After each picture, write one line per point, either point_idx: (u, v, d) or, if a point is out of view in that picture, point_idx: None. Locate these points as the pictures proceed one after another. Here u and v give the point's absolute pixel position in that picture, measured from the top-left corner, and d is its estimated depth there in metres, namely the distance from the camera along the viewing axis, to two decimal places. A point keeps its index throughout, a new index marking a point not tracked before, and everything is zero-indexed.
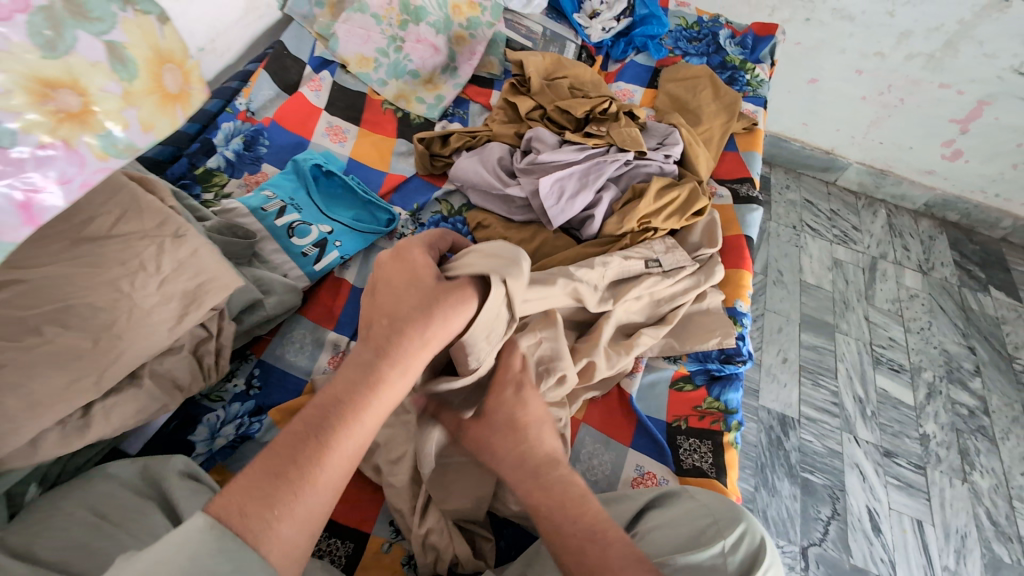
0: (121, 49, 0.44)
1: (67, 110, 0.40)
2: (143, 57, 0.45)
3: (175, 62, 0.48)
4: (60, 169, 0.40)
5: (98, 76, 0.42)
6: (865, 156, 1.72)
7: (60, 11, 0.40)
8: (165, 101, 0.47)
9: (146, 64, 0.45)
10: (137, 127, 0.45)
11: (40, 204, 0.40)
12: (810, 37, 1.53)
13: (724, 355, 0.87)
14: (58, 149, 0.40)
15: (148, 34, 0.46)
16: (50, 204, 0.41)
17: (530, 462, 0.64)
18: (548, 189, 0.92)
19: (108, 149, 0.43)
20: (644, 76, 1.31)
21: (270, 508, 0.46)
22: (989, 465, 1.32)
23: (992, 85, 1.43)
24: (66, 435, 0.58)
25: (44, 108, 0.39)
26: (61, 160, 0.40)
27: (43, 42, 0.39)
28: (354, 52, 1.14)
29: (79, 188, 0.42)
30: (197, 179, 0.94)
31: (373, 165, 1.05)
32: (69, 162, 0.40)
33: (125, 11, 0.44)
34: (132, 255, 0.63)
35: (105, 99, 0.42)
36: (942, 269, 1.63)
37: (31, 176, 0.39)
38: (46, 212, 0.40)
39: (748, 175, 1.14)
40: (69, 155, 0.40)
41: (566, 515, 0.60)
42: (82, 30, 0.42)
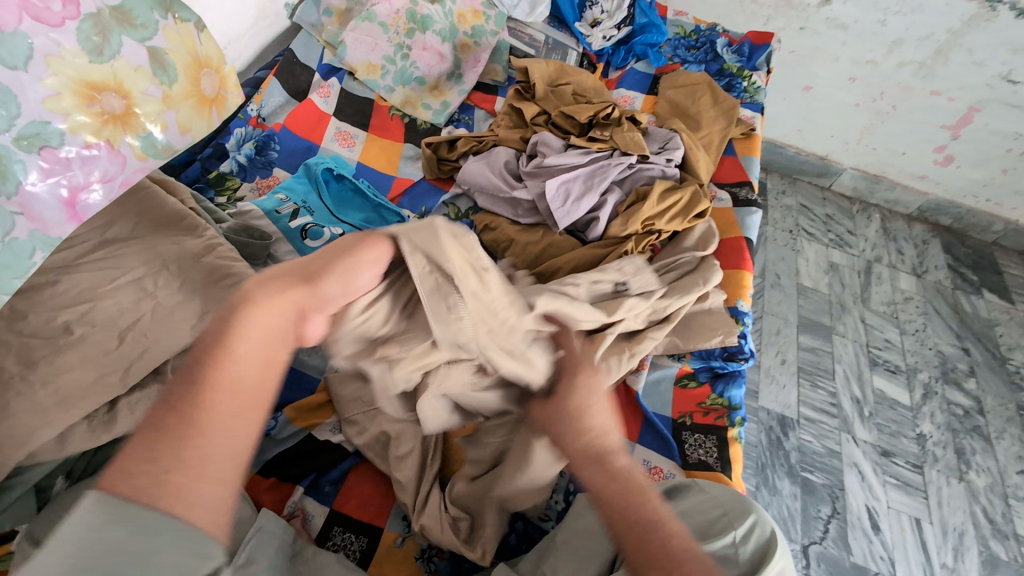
0: (160, 57, 0.63)
1: (110, 109, 0.58)
2: (176, 64, 0.65)
3: (202, 70, 0.70)
4: (101, 167, 0.57)
5: (138, 80, 0.61)
6: (859, 162, 1.76)
7: (108, 21, 0.58)
8: (192, 101, 0.68)
9: (177, 70, 0.66)
10: (172, 124, 0.65)
11: (84, 199, 0.56)
12: (804, 45, 1.57)
13: (726, 353, 0.89)
14: (100, 149, 0.57)
15: (186, 47, 0.68)
16: (91, 200, 0.57)
17: (593, 447, 0.53)
18: (554, 192, 0.95)
19: (145, 149, 0.62)
20: (644, 83, 1.34)
21: (157, 465, 0.38)
22: (985, 464, 1.34)
23: (982, 92, 1.47)
24: (93, 429, 0.60)
25: (91, 109, 0.56)
26: (103, 160, 0.57)
27: (91, 48, 0.56)
28: (362, 59, 1.16)
29: (118, 185, 0.60)
30: (210, 183, 0.96)
31: (381, 170, 1.08)
32: (109, 162, 0.58)
33: (161, 26, 0.64)
34: (155, 254, 0.66)
35: (143, 99, 0.61)
36: (936, 272, 1.67)
37: (77, 174, 0.55)
38: (88, 207, 0.57)
39: (747, 178, 1.17)
40: (110, 156, 0.58)
41: (631, 503, 0.50)
42: (127, 38, 0.60)
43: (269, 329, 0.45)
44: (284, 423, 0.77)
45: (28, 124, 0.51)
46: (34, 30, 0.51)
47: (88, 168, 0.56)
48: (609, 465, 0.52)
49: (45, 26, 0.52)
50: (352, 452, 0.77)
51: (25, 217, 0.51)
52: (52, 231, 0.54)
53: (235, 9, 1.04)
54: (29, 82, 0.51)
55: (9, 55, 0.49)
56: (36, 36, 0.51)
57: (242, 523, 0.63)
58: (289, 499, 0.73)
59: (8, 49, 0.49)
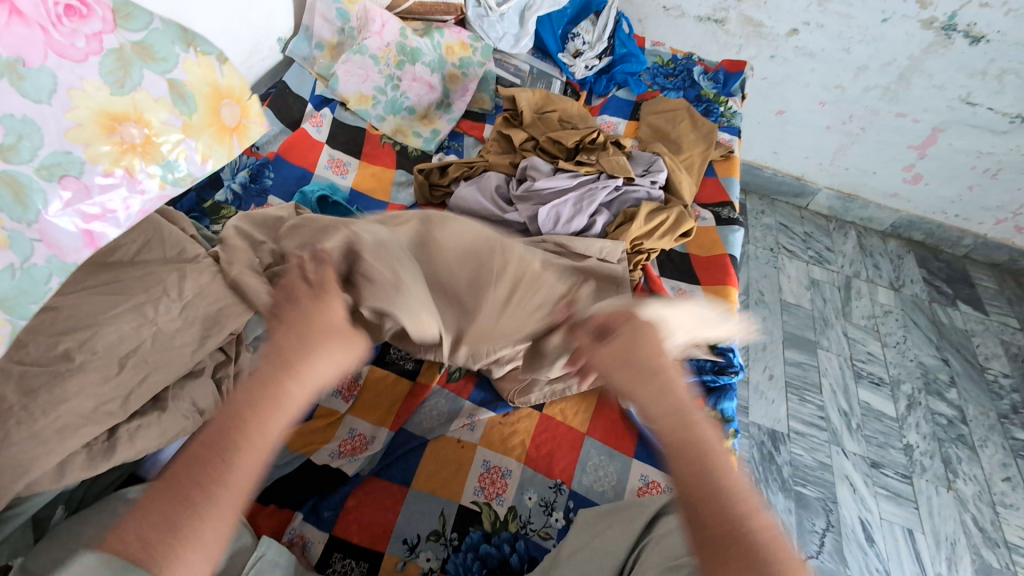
0: (181, 88, 0.65)
1: (128, 139, 0.59)
2: (200, 93, 0.67)
3: (233, 100, 0.71)
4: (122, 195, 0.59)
5: (160, 110, 0.62)
6: (832, 182, 1.85)
7: (129, 55, 0.60)
8: (220, 132, 0.69)
9: (202, 100, 0.67)
10: (192, 152, 0.66)
11: (100, 233, 0.58)
12: (775, 73, 1.67)
13: (717, 368, 0.92)
14: (119, 176, 0.58)
15: (206, 74, 0.68)
16: (106, 232, 0.58)
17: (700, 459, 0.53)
18: (546, 216, 0.99)
19: (166, 178, 0.63)
20: (626, 109, 1.41)
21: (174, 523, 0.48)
22: (972, 472, 1.39)
23: (944, 113, 1.57)
24: (92, 458, 0.57)
25: (112, 138, 0.58)
26: (122, 185, 0.59)
27: (114, 82, 0.58)
28: (353, 90, 1.19)
29: (136, 211, 0.61)
30: (206, 212, 0.96)
31: (374, 196, 1.09)
32: (130, 188, 0.59)
33: (186, 53, 0.65)
34: (137, 310, 0.61)
35: (165, 130, 0.63)
36: (912, 286, 1.74)
37: (95, 202, 0.56)
38: (103, 238, 0.58)
39: (729, 198, 1.21)
40: (130, 181, 0.59)
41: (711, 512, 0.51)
42: (148, 71, 0.62)
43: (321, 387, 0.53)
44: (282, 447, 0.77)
45: (50, 155, 0.53)
46: (58, 66, 0.54)
47: (105, 195, 0.57)
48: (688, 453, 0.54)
49: (68, 61, 0.55)
50: (352, 474, 0.77)
51: (43, 243, 0.52)
52: (69, 257, 0.55)
53: (228, 44, 1.06)
54: (57, 119, 0.54)
55: (33, 90, 0.52)
56: (60, 70, 0.54)
57: (243, 553, 0.61)
58: (287, 526, 0.73)
59: (33, 85, 0.52)
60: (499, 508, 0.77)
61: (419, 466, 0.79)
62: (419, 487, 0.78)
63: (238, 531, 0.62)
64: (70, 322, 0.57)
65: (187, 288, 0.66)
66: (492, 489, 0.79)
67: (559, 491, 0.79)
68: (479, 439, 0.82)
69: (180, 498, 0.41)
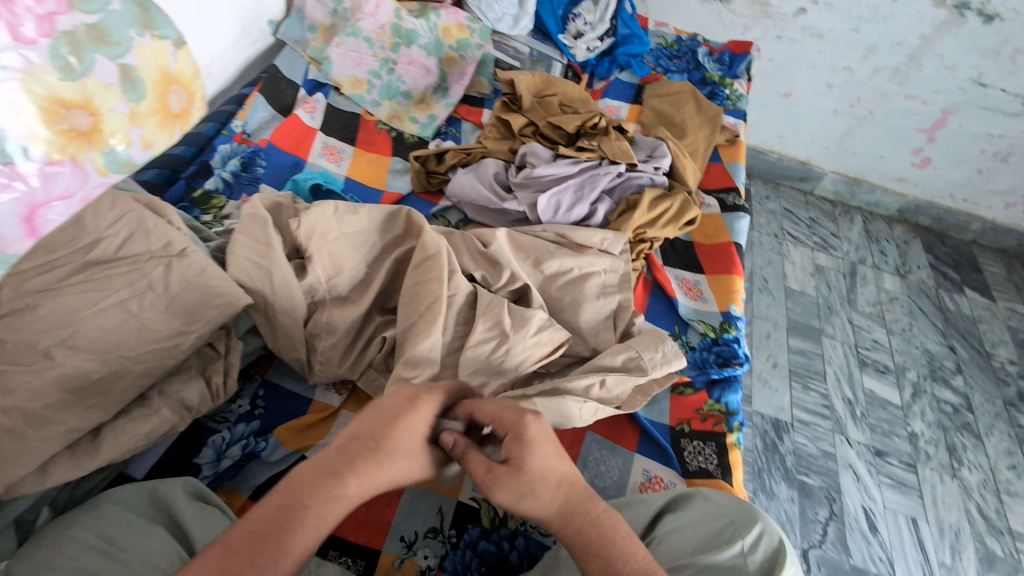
0: (132, 71, 0.44)
1: (78, 129, 0.39)
2: (152, 78, 0.45)
3: (182, 84, 0.49)
4: (66, 185, 0.38)
5: (110, 97, 0.42)
6: (839, 166, 1.81)
7: (82, 36, 0.40)
8: (166, 120, 0.47)
9: (154, 86, 0.46)
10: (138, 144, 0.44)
11: (43, 218, 0.38)
12: (781, 54, 1.62)
13: (721, 360, 0.90)
14: (65, 166, 0.38)
15: (158, 57, 0.46)
16: (51, 218, 0.39)
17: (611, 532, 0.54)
18: (546, 203, 0.97)
19: (111, 165, 0.42)
20: (629, 93, 1.36)
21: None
22: (977, 460, 1.37)
23: (955, 95, 1.52)
24: (76, 459, 0.55)
25: (57, 126, 0.38)
26: (67, 175, 0.39)
27: (62, 65, 0.39)
28: (347, 74, 1.16)
29: (77, 204, 0.41)
30: (195, 202, 0.93)
31: (370, 183, 1.06)
32: (74, 177, 0.39)
33: (142, 36, 0.45)
34: (117, 310, 0.59)
35: (115, 119, 0.42)
36: (919, 272, 1.71)
37: (38, 192, 0.37)
38: (47, 226, 0.38)
39: (734, 184, 1.18)
40: (76, 171, 0.39)
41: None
42: (100, 54, 0.41)
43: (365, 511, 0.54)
44: (276, 443, 0.73)
45: None
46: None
47: (55, 186, 0.38)
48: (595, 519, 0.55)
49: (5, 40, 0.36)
50: None
51: None
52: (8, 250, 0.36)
53: (217, 27, 1.02)
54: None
55: None
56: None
57: None
58: None
59: None
60: (498, 504, 0.76)
61: None
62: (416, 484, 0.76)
63: None
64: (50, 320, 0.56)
65: (172, 282, 0.63)
66: None
67: None
68: None
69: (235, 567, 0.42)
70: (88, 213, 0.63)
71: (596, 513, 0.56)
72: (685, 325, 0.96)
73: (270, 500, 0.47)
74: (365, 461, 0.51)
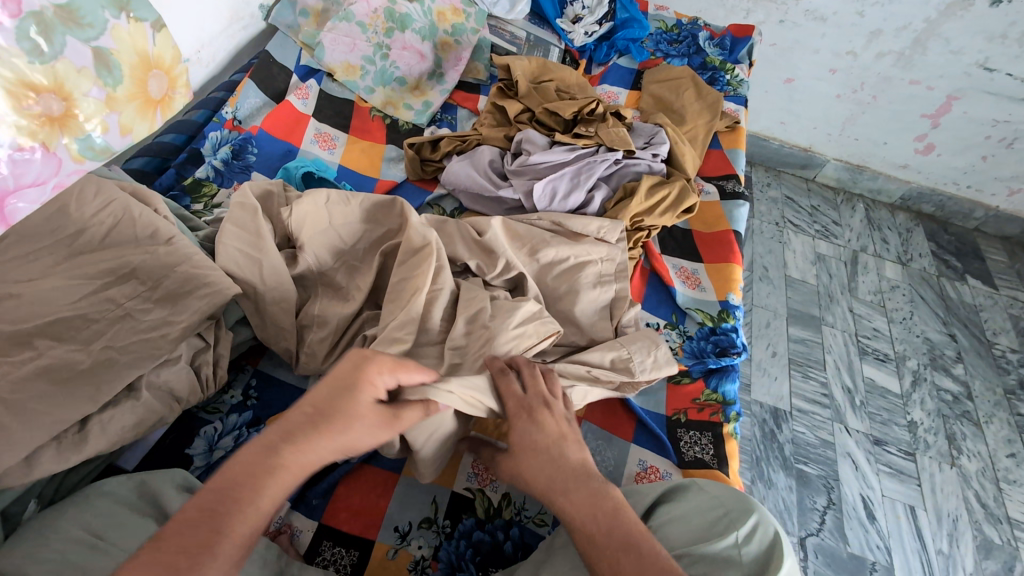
0: (108, 55, 0.42)
1: (48, 114, 0.38)
2: (129, 63, 0.44)
3: (163, 69, 0.48)
4: (37, 172, 0.37)
5: (84, 81, 0.41)
6: (841, 153, 1.78)
7: (51, 17, 0.39)
8: (147, 106, 0.46)
9: (131, 70, 0.44)
10: (116, 132, 0.43)
11: (12, 206, 0.37)
12: (784, 39, 1.59)
13: (718, 349, 0.89)
14: (36, 153, 0.37)
15: (137, 41, 0.45)
16: (21, 207, 0.38)
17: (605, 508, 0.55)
18: (541, 191, 0.95)
19: (85, 152, 0.41)
20: (628, 78, 1.34)
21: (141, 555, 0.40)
22: (976, 449, 1.37)
23: (960, 80, 1.50)
24: (63, 451, 0.54)
25: (26, 112, 0.37)
26: (38, 163, 0.38)
27: (31, 47, 0.37)
28: (340, 59, 1.13)
29: (51, 191, 0.40)
30: (186, 190, 0.92)
31: (364, 171, 1.04)
32: (46, 165, 0.38)
33: (118, 18, 0.43)
34: (103, 301, 0.59)
35: (88, 104, 0.41)
36: (921, 260, 1.69)
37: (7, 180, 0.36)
38: (16, 213, 0.38)
39: (734, 171, 1.16)
40: (47, 158, 0.38)
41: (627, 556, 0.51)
42: (72, 36, 0.40)
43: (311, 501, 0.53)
44: None
45: None
46: None
47: (24, 173, 0.37)
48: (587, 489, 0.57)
49: None
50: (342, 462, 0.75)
51: None
52: None
53: (207, 11, 1.00)
54: None
55: None
56: None
57: None
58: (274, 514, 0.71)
59: None
60: (493, 494, 0.75)
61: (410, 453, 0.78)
62: (411, 475, 0.76)
63: None
64: (35, 311, 0.56)
65: (157, 273, 0.62)
66: (485, 476, 0.77)
67: None
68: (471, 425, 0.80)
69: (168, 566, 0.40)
70: (73, 201, 0.62)
71: (593, 489, 0.57)
72: (682, 314, 0.95)
73: (206, 484, 0.45)
74: (305, 434, 0.49)
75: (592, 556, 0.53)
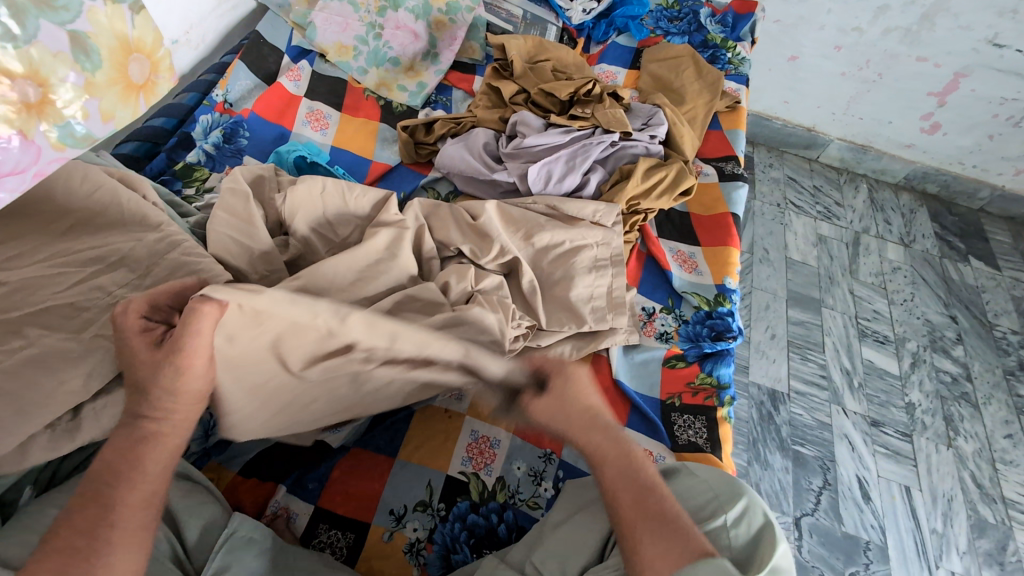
0: (85, 38, 0.41)
1: (23, 100, 0.38)
2: (108, 46, 0.43)
3: (145, 52, 0.47)
4: (13, 161, 0.37)
5: (60, 66, 0.40)
6: (845, 133, 1.75)
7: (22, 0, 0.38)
8: (130, 92, 0.45)
9: (111, 55, 0.43)
10: (97, 119, 0.43)
11: None
12: (789, 15, 1.55)
13: (714, 334, 0.89)
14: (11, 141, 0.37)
15: (116, 24, 0.44)
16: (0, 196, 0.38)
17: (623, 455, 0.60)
18: (536, 174, 0.94)
19: (66, 139, 0.41)
20: (627, 57, 1.32)
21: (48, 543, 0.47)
22: (973, 430, 1.37)
23: (968, 57, 1.47)
24: (55, 438, 0.55)
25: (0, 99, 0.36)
26: (14, 152, 0.37)
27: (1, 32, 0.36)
28: (332, 40, 1.11)
29: (31, 179, 0.40)
30: (177, 174, 0.92)
31: (357, 154, 1.03)
32: (23, 154, 0.38)
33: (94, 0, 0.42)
34: (92, 289, 0.59)
35: (66, 90, 0.40)
36: (923, 241, 1.68)
37: None
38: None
39: (733, 152, 1.14)
40: (24, 147, 0.38)
41: (637, 504, 0.56)
42: (44, 20, 0.39)
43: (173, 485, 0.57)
44: None
45: None
46: None
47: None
48: (602, 432, 0.61)
49: None
50: (337, 447, 0.76)
51: None
52: None
53: None
54: None
55: None
56: None
57: (215, 526, 0.60)
58: (270, 499, 0.72)
59: None
60: (488, 478, 0.76)
61: (407, 437, 0.78)
62: (407, 458, 0.76)
63: (212, 508, 0.61)
64: (24, 301, 0.56)
65: (147, 259, 0.62)
66: (480, 459, 0.77)
67: (549, 461, 0.77)
68: (467, 409, 0.80)
69: (71, 548, 0.46)
70: (60, 186, 0.61)
71: (605, 435, 0.61)
72: (678, 298, 0.95)
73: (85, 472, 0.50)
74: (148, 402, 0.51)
75: (614, 497, 0.58)
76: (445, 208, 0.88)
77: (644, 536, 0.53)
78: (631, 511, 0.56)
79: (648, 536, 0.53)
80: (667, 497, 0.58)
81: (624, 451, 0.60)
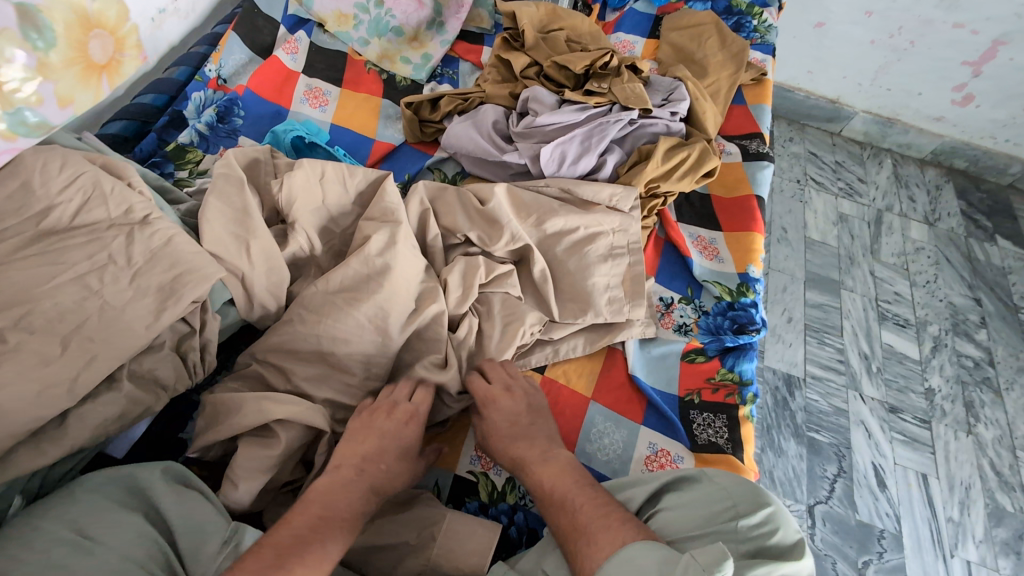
0: (34, 13, 0.38)
1: None
2: (65, 22, 0.39)
3: (106, 29, 0.43)
4: None
5: (6, 45, 0.36)
6: (870, 105, 1.66)
7: None
8: (89, 73, 0.42)
9: (68, 32, 0.40)
10: (53, 104, 0.39)
11: None
12: None
13: (736, 327, 0.84)
14: None
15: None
16: None
17: (566, 470, 0.63)
18: (549, 155, 0.88)
19: (17, 128, 0.38)
20: (645, 26, 1.23)
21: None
22: (994, 417, 1.33)
23: (1010, 22, 1.37)
24: (44, 447, 0.52)
25: None
26: None
27: None
28: (331, 8, 1.04)
29: None
30: (169, 156, 0.86)
31: (359, 132, 0.97)
32: None
33: None
34: (78, 288, 0.55)
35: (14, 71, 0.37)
36: (949, 219, 1.60)
37: None
38: None
39: (758, 129, 1.07)
40: None
41: (581, 508, 0.59)
42: None
43: (159, 503, 0.55)
44: None
45: None
46: None
47: None
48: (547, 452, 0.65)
49: None
50: None
51: None
52: None
53: None
54: None
55: None
56: None
57: None
58: None
59: None
60: (496, 478, 0.72)
61: None
62: None
63: None
64: None
65: (134, 254, 0.58)
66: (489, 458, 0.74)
67: None
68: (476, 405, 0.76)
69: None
70: (36, 175, 0.57)
71: (545, 453, 0.65)
72: (698, 288, 0.90)
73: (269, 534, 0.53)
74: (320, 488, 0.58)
75: (560, 510, 0.60)
76: (451, 192, 0.83)
77: (596, 539, 0.55)
78: (575, 514, 0.59)
79: (594, 534, 0.56)
80: (608, 499, 0.60)
81: (564, 463, 0.64)
